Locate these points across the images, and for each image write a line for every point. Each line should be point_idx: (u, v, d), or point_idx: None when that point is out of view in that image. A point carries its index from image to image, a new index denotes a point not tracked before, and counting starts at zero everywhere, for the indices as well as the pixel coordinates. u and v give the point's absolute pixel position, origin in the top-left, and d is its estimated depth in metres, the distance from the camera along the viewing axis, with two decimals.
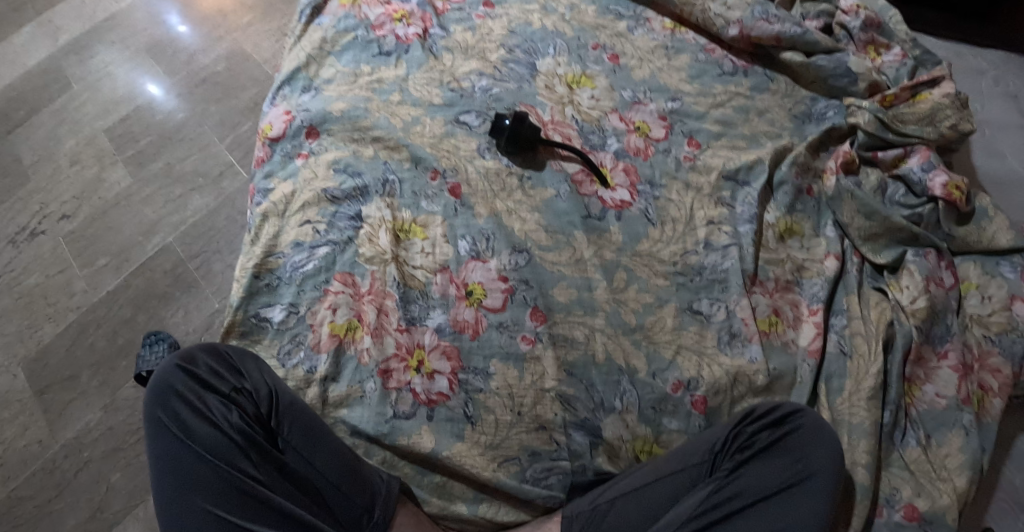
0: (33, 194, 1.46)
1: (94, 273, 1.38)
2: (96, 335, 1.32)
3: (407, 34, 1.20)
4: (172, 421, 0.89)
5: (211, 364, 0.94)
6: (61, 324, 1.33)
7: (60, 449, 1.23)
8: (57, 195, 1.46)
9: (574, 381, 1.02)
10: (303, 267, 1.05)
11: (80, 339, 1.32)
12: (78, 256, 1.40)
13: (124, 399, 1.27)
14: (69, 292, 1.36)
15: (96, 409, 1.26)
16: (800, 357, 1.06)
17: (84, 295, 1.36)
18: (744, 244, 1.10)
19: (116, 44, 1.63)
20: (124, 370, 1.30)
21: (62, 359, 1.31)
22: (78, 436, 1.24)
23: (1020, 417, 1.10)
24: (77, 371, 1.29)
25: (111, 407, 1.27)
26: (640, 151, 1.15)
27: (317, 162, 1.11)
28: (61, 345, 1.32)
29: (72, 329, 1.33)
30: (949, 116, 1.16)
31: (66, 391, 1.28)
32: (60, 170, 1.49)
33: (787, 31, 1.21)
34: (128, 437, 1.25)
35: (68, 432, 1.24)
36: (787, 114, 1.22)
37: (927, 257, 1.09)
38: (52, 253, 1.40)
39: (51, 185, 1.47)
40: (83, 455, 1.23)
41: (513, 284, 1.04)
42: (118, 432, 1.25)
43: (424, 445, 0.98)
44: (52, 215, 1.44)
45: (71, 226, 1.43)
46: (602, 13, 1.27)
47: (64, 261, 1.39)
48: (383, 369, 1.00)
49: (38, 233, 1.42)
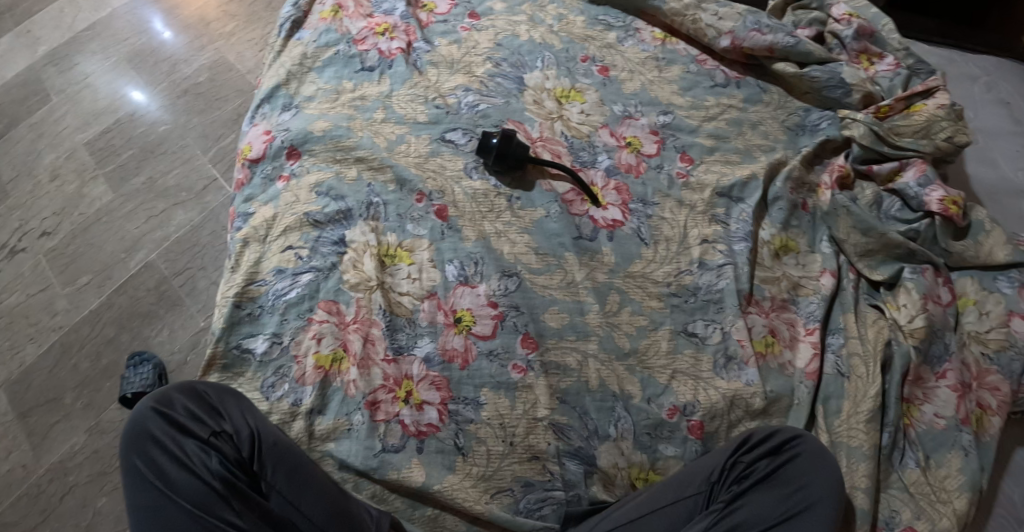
0: (11, 211, 1.41)
1: (76, 292, 1.34)
2: (79, 356, 1.28)
3: (391, 48, 1.16)
4: (150, 469, 0.86)
5: (189, 406, 0.91)
6: (43, 346, 1.29)
7: (44, 473, 1.19)
8: (36, 212, 1.41)
9: (568, 409, 1.00)
10: (286, 295, 1.01)
11: (62, 361, 1.28)
12: (59, 274, 1.35)
13: (108, 422, 1.23)
14: (50, 312, 1.32)
15: (80, 431, 1.22)
16: (797, 378, 1.04)
17: (66, 315, 1.32)
18: (739, 263, 1.07)
19: (97, 54, 1.58)
20: (108, 391, 1.26)
21: (45, 380, 1.27)
22: (63, 460, 1.20)
23: (1019, 432, 1.08)
24: (60, 394, 1.25)
25: (96, 429, 1.23)
26: (632, 167, 1.12)
27: (299, 185, 1.07)
28: (44, 367, 1.28)
29: (54, 351, 1.29)
30: (944, 128, 1.13)
31: (50, 414, 1.24)
32: (40, 186, 1.44)
33: (780, 41, 1.18)
34: (113, 461, 1.21)
35: (52, 456, 1.20)
36: (781, 126, 1.19)
37: (924, 275, 1.06)
38: (33, 271, 1.36)
39: (30, 201, 1.42)
40: (67, 480, 1.19)
41: (503, 310, 1.01)
42: (104, 456, 1.21)
43: (415, 479, 0.95)
44: (31, 232, 1.39)
45: (52, 242, 1.38)
46: (592, 24, 1.24)
47: (45, 280, 1.35)
48: (371, 400, 0.98)
49: (18, 251, 1.38)
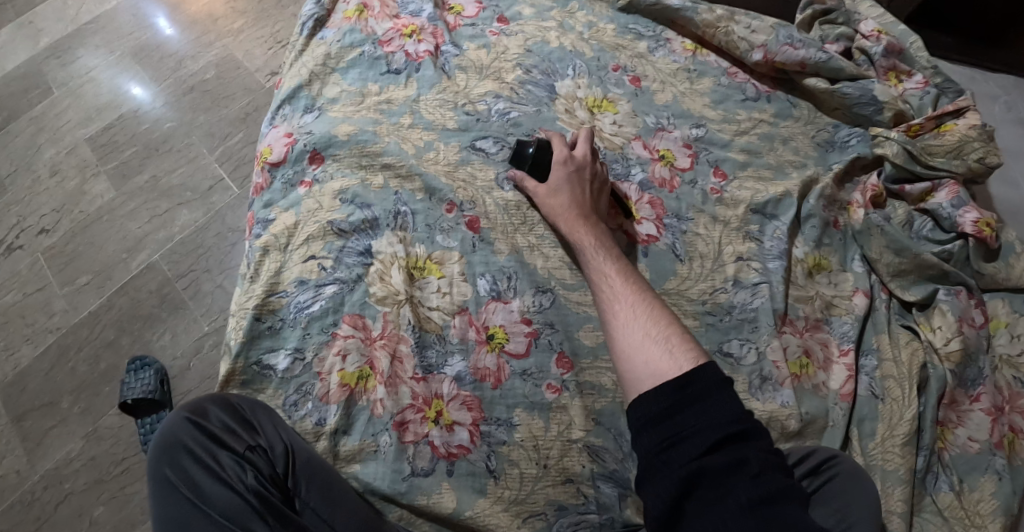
0: (8, 207, 1.33)
1: (75, 292, 1.27)
2: (77, 360, 1.21)
3: (418, 51, 1.11)
4: (183, 481, 0.81)
5: (224, 418, 0.85)
6: (40, 347, 1.22)
7: (38, 480, 1.13)
8: (34, 209, 1.33)
9: (602, 430, 0.96)
10: (308, 308, 0.96)
11: (59, 365, 1.21)
12: (58, 274, 1.28)
13: (107, 428, 1.16)
14: (47, 313, 1.25)
15: (77, 437, 1.16)
16: (831, 400, 1.02)
17: (64, 316, 1.25)
18: (774, 282, 1.04)
19: (101, 48, 1.50)
20: (108, 395, 1.19)
21: (41, 383, 1.20)
22: (58, 467, 1.14)
23: None
24: (57, 398, 1.19)
25: (93, 435, 1.16)
26: (665, 182, 1.09)
27: (322, 191, 1.02)
28: (40, 370, 1.21)
29: (52, 353, 1.22)
30: (977, 149, 1.12)
31: (46, 418, 1.17)
32: (40, 181, 1.36)
33: (812, 56, 1.16)
34: (111, 468, 1.14)
35: (47, 462, 1.14)
36: (811, 142, 1.18)
37: (958, 297, 1.05)
38: (30, 271, 1.28)
39: (28, 198, 1.34)
40: (63, 488, 1.13)
41: (537, 327, 0.98)
42: (102, 463, 1.14)
43: (445, 505, 0.91)
44: (28, 230, 1.32)
45: (50, 241, 1.31)
46: (622, 32, 1.20)
47: (42, 279, 1.28)
48: (399, 421, 0.93)
49: (15, 248, 1.30)
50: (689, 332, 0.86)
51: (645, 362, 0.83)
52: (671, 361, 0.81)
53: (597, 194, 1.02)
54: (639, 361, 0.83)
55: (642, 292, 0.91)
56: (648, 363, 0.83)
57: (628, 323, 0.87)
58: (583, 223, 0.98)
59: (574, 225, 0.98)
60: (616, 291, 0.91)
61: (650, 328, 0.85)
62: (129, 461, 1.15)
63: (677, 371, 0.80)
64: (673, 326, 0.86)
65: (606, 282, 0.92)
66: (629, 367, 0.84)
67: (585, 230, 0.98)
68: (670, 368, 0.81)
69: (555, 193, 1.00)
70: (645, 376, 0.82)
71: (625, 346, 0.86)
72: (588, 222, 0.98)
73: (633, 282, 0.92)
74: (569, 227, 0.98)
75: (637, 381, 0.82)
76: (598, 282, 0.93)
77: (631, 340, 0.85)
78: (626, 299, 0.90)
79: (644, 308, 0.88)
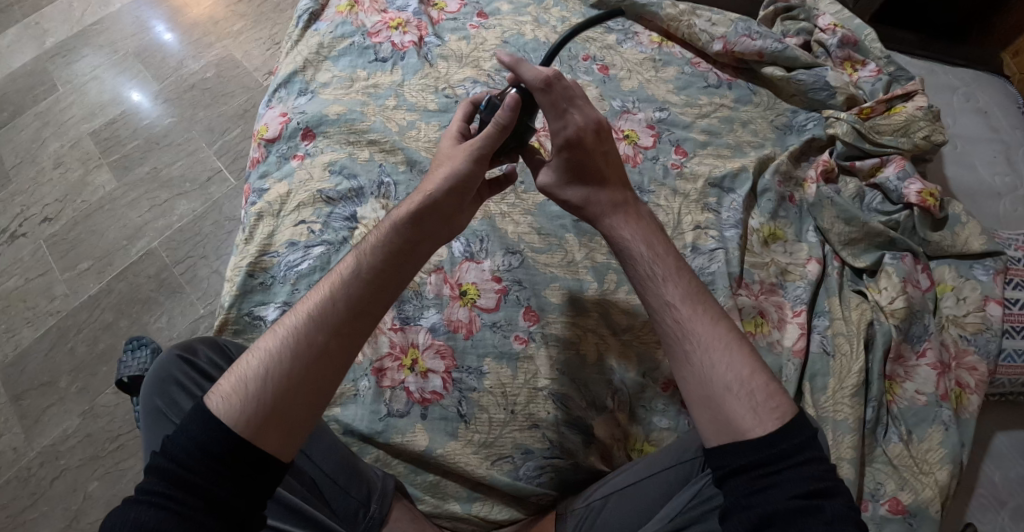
0: (13, 197, 1.45)
1: (75, 277, 1.37)
2: (76, 340, 1.31)
3: (404, 41, 1.23)
4: (172, 408, 0.87)
5: (212, 357, 0.94)
6: (39, 329, 1.32)
7: (35, 456, 1.21)
8: (39, 197, 1.45)
9: (567, 380, 1.03)
10: (297, 267, 1.04)
11: (59, 345, 1.30)
12: (59, 259, 1.38)
13: (103, 406, 1.25)
14: (48, 296, 1.35)
15: (74, 415, 1.24)
16: (785, 356, 1.06)
17: (64, 300, 1.34)
18: (730, 248, 1.12)
19: (105, 48, 1.63)
20: (104, 375, 1.27)
21: (40, 364, 1.28)
22: (55, 444, 1.22)
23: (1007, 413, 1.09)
24: (55, 378, 1.27)
25: (89, 413, 1.24)
26: (628, 158, 1.19)
27: (313, 163, 1.12)
28: (40, 350, 1.30)
29: (51, 334, 1.31)
30: (923, 128, 1.20)
31: (44, 397, 1.26)
32: (44, 172, 1.47)
33: (769, 46, 1.26)
34: (106, 445, 1.22)
35: (44, 439, 1.22)
36: (769, 125, 1.26)
37: (904, 261, 1.12)
38: (33, 256, 1.39)
39: (33, 189, 1.46)
40: (59, 463, 1.20)
41: (507, 284, 1.07)
42: (96, 440, 1.22)
43: (419, 443, 0.98)
44: (33, 218, 1.43)
45: (53, 228, 1.42)
46: (593, 26, 1.32)
47: (45, 265, 1.38)
48: (377, 367, 1.01)
49: (19, 236, 1.41)
50: (774, 374, 0.81)
51: (727, 417, 0.79)
52: (755, 418, 0.77)
53: (616, 173, 0.94)
54: (720, 416, 0.79)
55: (716, 325, 0.84)
56: (730, 419, 0.78)
57: (703, 367, 0.81)
58: (628, 233, 0.91)
59: (619, 236, 0.91)
60: (686, 327, 0.84)
61: (730, 379, 0.80)
62: (123, 438, 1.23)
63: (762, 431, 0.77)
64: (755, 372, 0.81)
65: (672, 314, 0.85)
66: (703, 414, 0.80)
67: (632, 237, 0.91)
68: (755, 428, 0.77)
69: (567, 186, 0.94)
70: (724, 430, 0.78)
71: (700, 392, 0.81)
72: (635, 231, 0.91)
73: (704, 313, 0.85)
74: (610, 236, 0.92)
75: (717, 436, 0.79)
76: (663, 313, 0.85)
77: (710, 389, 0.80)
78: (697, 337, 0.83)
79: (718, 350, 0.82)
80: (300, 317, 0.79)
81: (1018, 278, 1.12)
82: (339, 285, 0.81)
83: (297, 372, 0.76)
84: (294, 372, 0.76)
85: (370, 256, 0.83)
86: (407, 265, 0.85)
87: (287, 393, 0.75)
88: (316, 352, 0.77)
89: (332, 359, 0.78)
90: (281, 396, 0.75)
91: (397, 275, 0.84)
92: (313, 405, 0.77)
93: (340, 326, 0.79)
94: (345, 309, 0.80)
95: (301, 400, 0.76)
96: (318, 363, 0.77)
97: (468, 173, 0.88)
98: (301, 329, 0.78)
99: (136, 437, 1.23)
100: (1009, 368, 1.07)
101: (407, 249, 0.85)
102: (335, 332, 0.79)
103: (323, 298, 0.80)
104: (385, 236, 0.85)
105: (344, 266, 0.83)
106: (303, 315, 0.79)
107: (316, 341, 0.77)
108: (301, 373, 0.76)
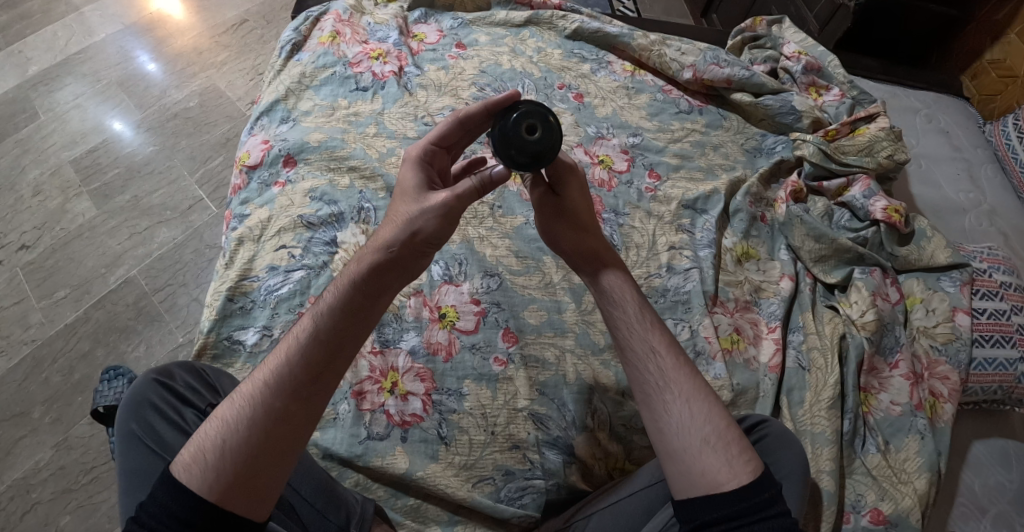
0: None
1: (52, 305, 1.36)
2: (51, 370, 1.30)
3: (384, 71, 1.27)
4: (148, 434, 0.87)
5: (190, 381, 0.94)
6: (14, 358, 1.30)
7: (6, 489, 1.19)
8: (16, 225, 1.45)
9: (546, 400, 1.03)
10: (278, 291, 1.04)
11: (32, 375, 1.29)
12: (36, 288, 1.38)
13: (78, 437, 1.23)
14: (24, 325, 1.34)
15: (48, 447, 1.22)
16: (761, 372, 1.07)
17: (40, 328, 1.34)
18: (704, 267, 1.13)
19: (87, 77, 1.66)
20: (79, 406, 1.26)
21: (13, 394, 1.27)
22: (26, 477, 1.20)
23: (982, 422, 1.10)
24: (29, 408, 1.26)
25: (63, 444, 1.23)
26: (604, 182, 1.21)
27: (294, 190, 1.13)
28: (13, 380, 1.28)
29: (25, 364, 1.30)
30: (886, 147, 1.25)
31: (16, 428, 1.24)
32: (22, 201, 1.48)
33: (736, 74, 1.33)
34: (80, 477, 1.20)
35: (15, 472, 1.20)
36: (740, 149, 1.31)
37: (872, 275, 1.14)
38: (9, 284, 1.38)
39: (10, 215, 1.46)
40: (30, 497, 1.19)
41: (485, 306, 1.09)
42: (70, 472, 1.20)
43: (399, 466, 0.98)
44: (10, 245, 1.42)
45: (30, 256, 1.42)
46: (568, 56, 1.38)
47: (21, 293, 1.37)
48: (357, 391, 1.01)
49: None
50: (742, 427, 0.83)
51: (700, 471, 0.79)
52: (731, 473, 0.79)
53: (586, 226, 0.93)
54: (693, 470, 0.80)
55: (694, 376, 0.85)
56: (704, 473, 0.79)
57: (681, 421, 0.82)
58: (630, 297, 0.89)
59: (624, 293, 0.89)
60: (668, 377, 0.84)
61: (709, 431, 0.81)
62: (98, 470, 1.21)
63: (737, 486, 0.78)
64: (731, 425, 0.82)
65: (655, 362, 0.85)
66: (677, 469, 0.81)
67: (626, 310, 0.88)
68: (730, 482, 0.78)
69: (558, 233, 0.94)
70: (699, 483, 0.79)
71: (676, 444, 0.81)
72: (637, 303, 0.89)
73: (683, 361, 0.85)
74: (596, 288, 0.91)
75: (688, 490, 0.79)
76: (645, 359, 0.85)
77: (686, 443, 0.81)
78: (679, 387, 0.83)
79: (699, 401, 0.83)
80: (252, 388, 0.80)
81: (984, 288, 1.14)
82: (295, 348, 0.81)
83: (257, 439, 0.78)
84: (254, 439, 0.78)
85: (325, 317, 0.81)
86: (364, 326, 0.83)
87: (248, 462, 0.77)
88: (273, 416, 0.78)
89: (294, 423, 0.79)
90: (242, 462, 0.77)
91: (354, 333, 0.82)
92: (280, 465, 0.78)
93: (297, 390, 0.79)
94: (301, 372, 0.80)
95: (263, 464, 0.78)
96: (278, 426, 0.78)
97: (436, 232, 0.84)
98: (257, 395, 0.79)
99: (110, 469, 1.21)
100: (981, 375, 1.08)
101: (364, 303, 0.82)
102: (293, 396, 0.79)
103: (279, 364, 0.80)
104: (337, 294, 0.82)
105: (299, 328, 0.82)
106: (259, 383, 0.80)
107: (273, 408, 0.78)
108: (262, 439, 0.78)
